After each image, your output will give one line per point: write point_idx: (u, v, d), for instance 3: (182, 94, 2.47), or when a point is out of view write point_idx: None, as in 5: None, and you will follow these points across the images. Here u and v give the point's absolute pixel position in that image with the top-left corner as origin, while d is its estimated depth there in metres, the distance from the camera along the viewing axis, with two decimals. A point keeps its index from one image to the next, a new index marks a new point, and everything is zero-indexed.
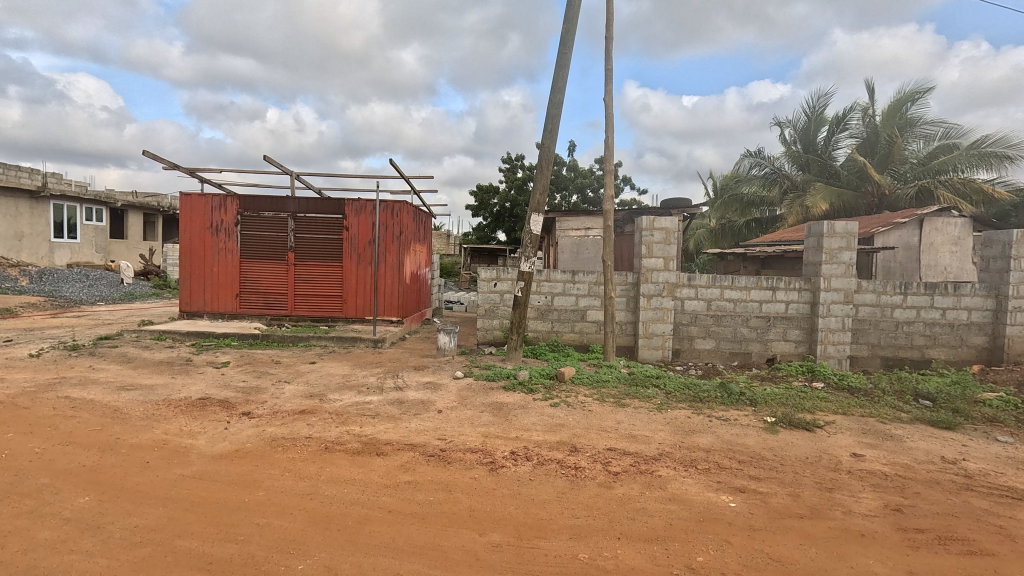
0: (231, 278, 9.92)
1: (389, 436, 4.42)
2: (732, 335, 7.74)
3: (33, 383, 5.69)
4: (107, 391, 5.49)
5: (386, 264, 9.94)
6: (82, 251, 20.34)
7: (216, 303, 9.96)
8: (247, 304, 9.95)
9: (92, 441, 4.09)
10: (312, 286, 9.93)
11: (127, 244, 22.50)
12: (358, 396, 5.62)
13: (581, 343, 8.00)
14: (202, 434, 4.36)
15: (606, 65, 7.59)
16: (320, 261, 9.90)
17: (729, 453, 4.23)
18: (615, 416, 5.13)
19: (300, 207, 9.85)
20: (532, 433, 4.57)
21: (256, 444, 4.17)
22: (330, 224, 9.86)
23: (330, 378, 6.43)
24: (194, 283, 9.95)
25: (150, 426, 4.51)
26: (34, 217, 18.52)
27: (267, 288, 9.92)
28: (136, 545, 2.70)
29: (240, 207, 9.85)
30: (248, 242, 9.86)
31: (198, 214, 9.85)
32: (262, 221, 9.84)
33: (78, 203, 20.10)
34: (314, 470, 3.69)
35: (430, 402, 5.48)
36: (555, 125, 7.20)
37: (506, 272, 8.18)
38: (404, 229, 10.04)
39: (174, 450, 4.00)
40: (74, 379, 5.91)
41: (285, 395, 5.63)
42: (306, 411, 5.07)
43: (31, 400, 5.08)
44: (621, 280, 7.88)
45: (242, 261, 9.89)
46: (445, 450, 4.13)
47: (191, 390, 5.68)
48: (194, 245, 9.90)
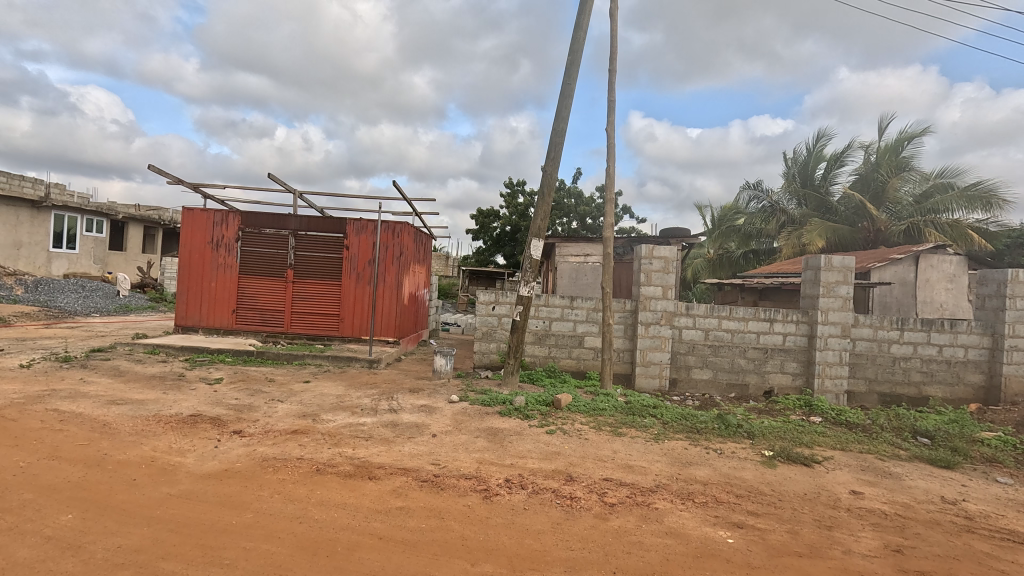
0: (228, 294, 9.89)
1: (382, 460, 4.35)
2: (730, 366, 7.71)
3: (23, 394, 5.62)
4: (97, 405, 5.40)
5: (385, 283, 9.93)
6: (79, 262, 20.28)
7: (212, 318, 9.92)
8: (243, 320, 9.89)
9: (79, 456, 4.01)
10: (310, 304, 9.90)
11: (125, 256, 22.49)
12: (352, 418, 5.54)
13: (578, 369, 7.96)
14: (192, 452, 4.30)
15: (609, 97, 7.76)
16: (319, 278, 9.90)
17: (726, 487, 4.17)
18: (612, 445, 5.07)
19: (301, 225, 9.90)
20: (527, 461, 4.51)
21: (247, 464, 4.10)
22: (331, 243, 9.91)
23: (324, 398, 6.36)
24: (190, 297, 9.93)
25: (139, 442, 4.43)
26: (36, 226, 18.57)
27: (264, 304, 9.89)
28: (118, 566, 2.62)
29: (242, 223, 9.89)
30: (247, 258, 9.88)
31: (200, 229, 9.89)
32: (263, 238, 9.88)
33: (80, 214, 20.17)
34: (305, 492, 3.61)
35: (425, 426, 5.40)
36: (558, 153, 7.31)
37: (505, 296, 8.19)
38: (404, 249, 10.04)
39: (162, 467, 3.93)
40: (63, 392, 5.82)
41: (278, 414, 5.55)
42: (298, 431, 5.00)
43: (18, 412, 5.00)
44: (620, 307, 7.90)
45: (240, 277, 9.89)
46: (439, 475, 4.07)
47: (183, 406, 5.60)
48: (193, 259, 9.90)
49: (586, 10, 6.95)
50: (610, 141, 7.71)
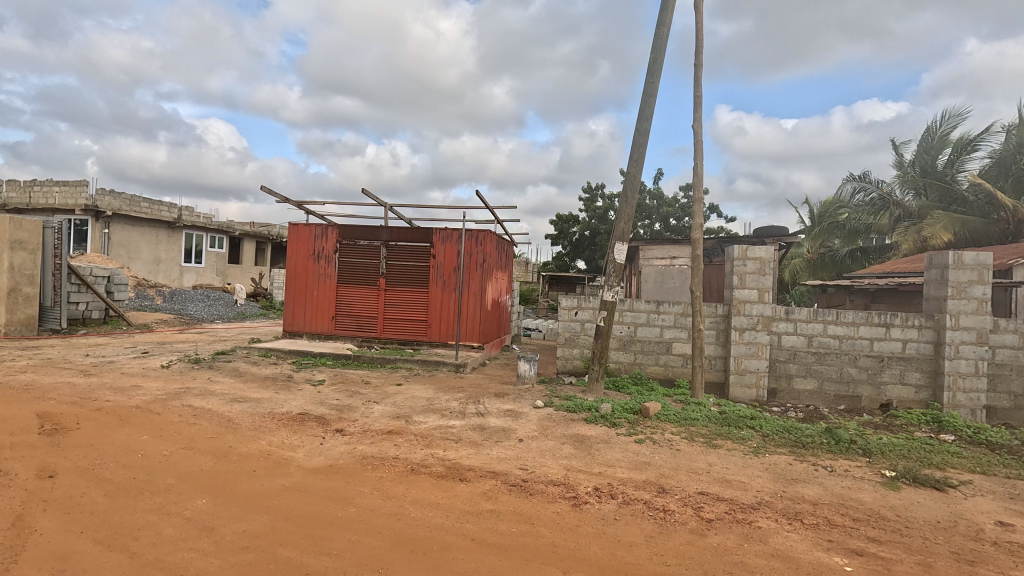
0: (328, 302, 10.67)
1: (472, 463, 4.46)
2: (838, 375, 7.03)
3: (164, 391, 6.43)
4: (223, 402, 6.05)
5: (469, 290, 10.21)
6: (205, 274, 22.91)
7: (315, 324, 10.74)
8: (341, 326, 10.63)
9: (209, 448, 4.50)
10: (400, 311, 10.42)
11: (241, 269, 25.08)
12: (442, 420, 5.74)
13: (666, 377, 7.66)
14: (301, 447, 4.67)
15: (695, 92, 7.45)
16: (409, 286, 10.40)
17: (840, 508, 3.79)
18: (707, 457, 4.81)
19: (392, 236, 10.47)
20: (617, 470, 4.40)
21: (348, 461, 4.38)
22: (419, 252, 10.38)
23: (415, 400, 6.65)
24: (296, 305, 10.83)
25: (257, 437, 4.89)
26: (171, 244, 21.24)
27: (360, 311, 10.56)
28: (243, 549, 2.90)
29: (339, 236, 10.64)
30: (344, 268, 10.61)
31: (303, 242, 10.78)
32: (358, 249, 10.56)
33: (205, 232, 22.80)
34: (401, 491, 3.79)
35: (511, 430, 5.46)
36: (642, 154, 7.13)
37: (587, 301, 8.09)
38: (487, 256, 10.27)
39: (276, 460, 4.31)
40: (195, 390, 6.59)
41: (374, 415, 5.89)
42: (393, 431, 5.26)
43: (162, 406, 5.72)
44: (710, 312, 7.51)
45: (338, 286, 10.63)
46: (528, 481, 4.09)
47: (292, 405, 6.12)
48: (298, 270, 10.81)
49: (669, 5, 6.74)
50: (698, 138, 7.38)
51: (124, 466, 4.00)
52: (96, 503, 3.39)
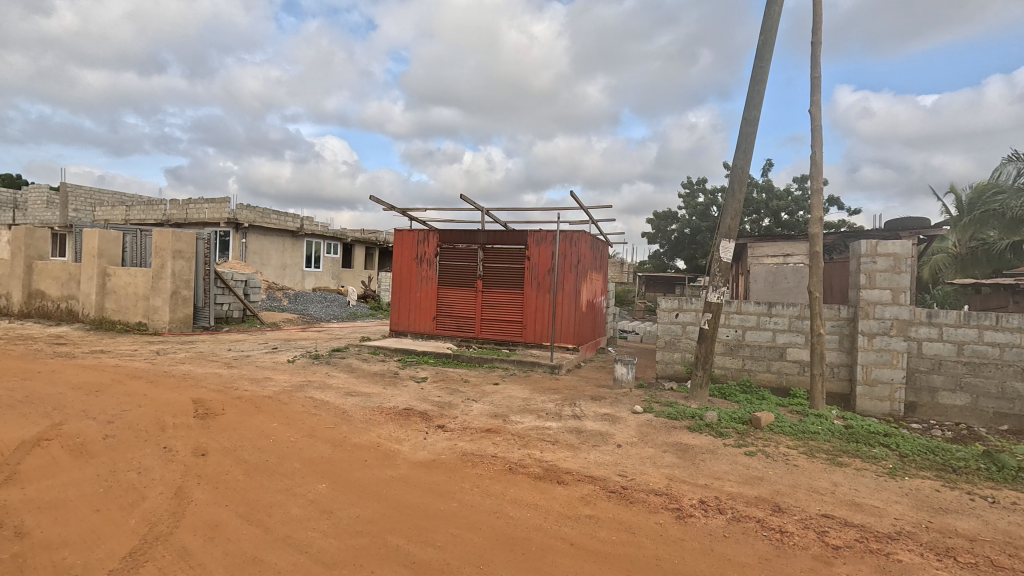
0: (430, 303, 11.22)
1: (569, 466, 4.42)
2: (999, 390, 5.99)
3: (290, 384, 7.16)
4: (339, 395, 6.60)
5: (564, 291, 10.17)
6: (322, 278, 25.23)
7: (418, 324, 11.34)
8: (441, 326, 11.11)
9: (328, 437, 4.93)
10: (497, 312, 10.66)
11: (352, 272, 27.30)
12: (538, 421, 5.76)
13: (779, 386, 7.04)
14: (407, 441, 4.95)
15: (813, 73, 6.77)
16: (505, 288, 10.60)
17: (1006, 548, 3.20)
18: (831, 476, 4.33)
19: (488, 239, 10.75)
20: (725, 483, 4.12)
21: (450, 456, 4.55)
22: (515, 254, 10.54)
23: (512, 400, 6.76)
24: (401, 306, 11.52)
25: (369, 429, 5.27)
26: (295, 251, 23.64)
27: (458, 312, 10.96)
28: (357, 533, 3.13)
29: (439, 240, 11.14)
30: (444, 271, 11.08)
31: (407, 247, 11.43)
32: (457, 252, 10.98)
33: (323, 240, 25.12)
34: (499, 489, 3.86)
35: (609, 435, 5.34)
36: (750, 144, 6.62)
37: (689, 303, 7.69)
38: (582, 257, 10.16)
39: (385, 452, 4.60)
40: (316, 383, 7.26)
41: (473, 413, 6.07)
42: (491, 429, 5.39)
43: (289, 397, 6.38)
44: (832, 315, 6.78)
45: (439, 288, 11.13)
46: (627, 488, 3.96)
47: (398, 400, 6.51)
48: (403, 273, 11.48)
49: None
50: (816, 123, 6.70)
51: (259, 449, 4.50)
52: (238, 480, 3.85)
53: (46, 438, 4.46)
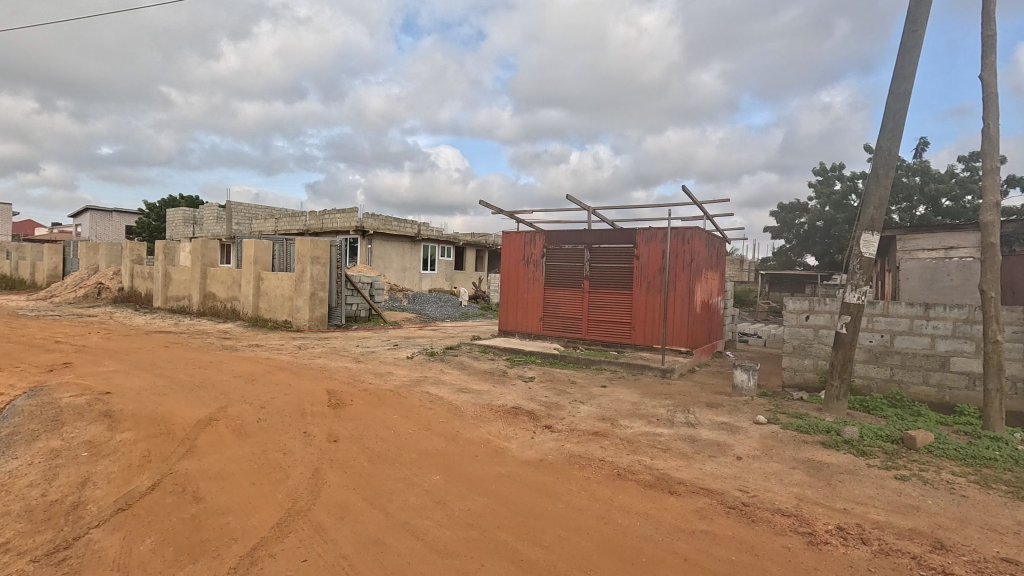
0: (537, 303, 11.35)
1: (683, 476, 4.19)
2: None
3: (409, 379, 7.68)
4: (452, 391, 6.94)
5: (676, 291, 9.68)
6: (437, 280, 26.75)
7: (525, 324, 11.53)
8: (548, 326, 11.18)
9: (442, 430, 5.20)
10: (604, 313, 10.47)
11: (464, 274, 28.60)
12: (649, 427, 5.54)
13: (940, 401, 6.03)
14: (515, 439, 5.05)
15: (985, 31, 5.70)
16: (612, 288, 10.37)
17: None
18: (1013, 513, 3.60)
19: (595, 238, 10.60)
20: (869, 510, 3.61)
21: (557, 457, 4.55)
22: (623, 254, 10.27)
23: (621, 404, 6.58)
24: (509, 306, 11.80)
25: (479, 425, 5.46)
26: (413, 255, 25.35)
27: (565, 312, 10.95)
28: (468, 525, 3.26)
29: (546, 241, 11.22)
30: (551, 271, 11.14)
31: (515, 248, 11.68)
32: (563, 253, 10.98)
33: (437, 244, 26.63)
34: (608, 494, 3.77)
35: (727, 446, 4.97)
36: (899, 121, 5.76)
37: (823, 304, 6.90)
38: (696, 256, 9.59)
39: (495, 449, 4.73)
40: (431, 379, 7.70)
41: (581, 414, 6.02)
42: (599, 432, 5.29)
43: (407, 391, 6.85)
44: (1014, 318, 5.65)
45: (546, 288, 11.21)
46: (749, 505, 3.65)
47: (507, 398, 6.67)
48: (511, 274, 11.75)
49: None
50: (990, 91, 5.63)
51: (382, 439, 4.89)
52: (363, 466, 4.21)
53: (215, 418, 5.25)
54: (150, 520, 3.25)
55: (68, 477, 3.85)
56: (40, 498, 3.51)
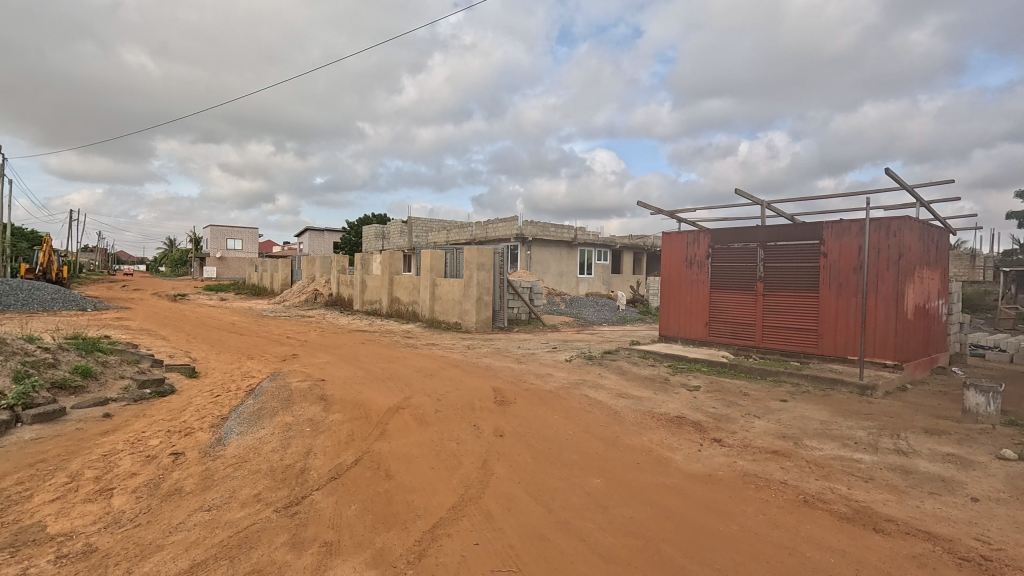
0: (702, 307, 10.60)
1: (892, 512, 3.51)
2: None
3: (568, 381, 7.80)
4: (611, 396, 6.85)
5: (878, 294, 8.20)
6: (594, 283, 26.74)
7: (689, 330, 10.86)
8: (715, 332, 10.36)
9: (601, 434, 5.17)
10: (783, 318, 9.33)
11: (622, 278, 28.10)
12: (843, 451, 4.77)
13: None
14: (680, 450, 4.78)
15: None
16: (793, 291, 9.20)
17: None
18: None
19: (770, 236, 9.55)
20: None
21: (728, 474, 4.18)
22: (806, 252, 9.05)
23: (805, 421, 5.79)
24: (670, 311, 11.23)
25: (640, 432, 5.30)
26: (570, 259, 25.71)
27: (735, 317, 10.03)
28: (631, 534, 3.17)
29: (712, 241, 10.45)
30: (718, 274, 10.32)
31: (676, 250, 11.09)
32: (732, 253, 10.11)
33: (594, 248, 26.63)
34: (791, 522, 3.35)
35: (956, 483, 4.03)
36: None
37: None
38: (905, 251, 8.02)
39: (657, 458, 4.54)
40: (590, 383, 7.71)
41: (756, 430, 5.44)
42: (779, 452, 4.73)
43: (567, 393, 6.96)
44: None
45: (712, 292, 10.42)
46: (991, 561, 2.90)
47: (670, 407, 6.34)
48: (672, 277, 11.19)
49: None
50: None
51: (544, 438, 5.04)
52: (527, 462, 4.40)
53: (401, 407, 5.99)
54: (355, 489, 3.84)
55: (297, 446, 4.74)
56: (279, 462, 4.39)
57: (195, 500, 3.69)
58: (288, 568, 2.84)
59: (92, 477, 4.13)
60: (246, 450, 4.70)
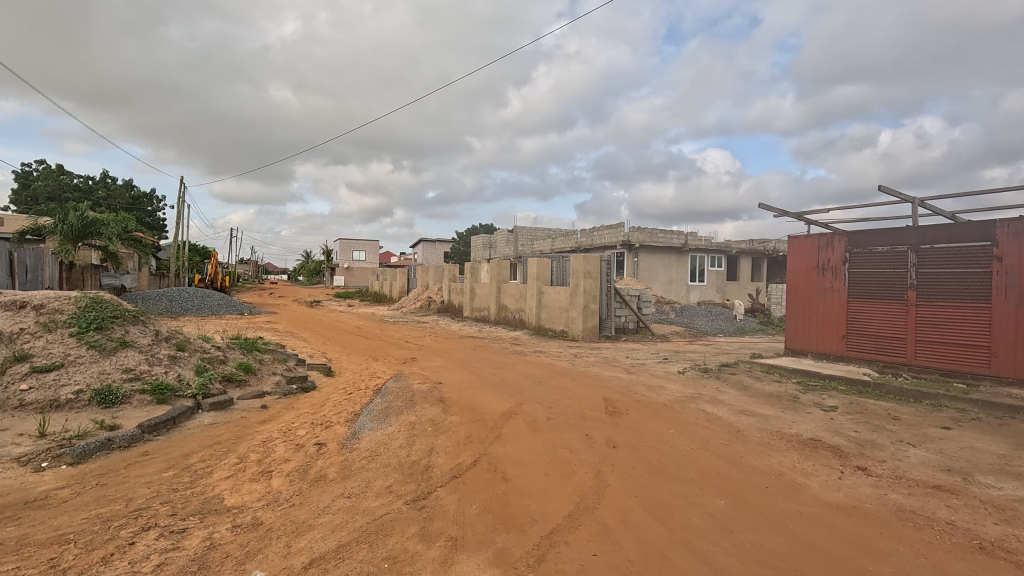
0: (837, 318, 9.55)
1: None
2: None
3: (683, 394, 7.45)
4: (732, 412, 6.43)
5: None
6: (707, 291, 25.28)
7: (821, 343, 9.82)
8: (855, 347, 9.25)
9: (723, 453, 4.87)
10: (943, 332, 8.07)
11: (738, 285, 26.24)
12: None
13: None
14: (816, 476, 4.34)
15: None
16: (955, 300, 7.93)
17: None
18: None
19: (924, 237, 8.36)
20: None
21: (878, 507, 3.72)
22: (973, 254, 7.78)
23: (977, 454, 4.94)
24: (798, 322, 10.25)
25: (768, 453, 4.90)
26: (681, 266, 24.57)
27: (879, 330, 8.89)
28: (762, 563, 2.95)
29: (849, 244, 9.41)
30: (858, 281, 9.25)
31: (805, 255, 10.14)
32: (875, 258, 9.00)
33: (707, 253, 25.21)
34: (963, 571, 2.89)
35: None
36: None
37: None
38: None
39: (789, 483, 4.17)
40: (707, 397, 7.29)
41: (911, 460, 4.76)
42: (943, 487, 4.09)
43: (682, 407, 6.66)
44: None
45: (850, 301, 9.35)
46: None
47: (802, 428, 5.79)
48: (800, 285, 10.22)
49: None
50: None
51: (660, 452, 4.88)
52: (643, 476, 4.29)
53: (514, 413, 6.16)
54: (474, 489, 4.02)
55: (421, 444, 5.09)
56: (406, 457, 4.74)
57: (337, 487, 4.12)
58: (418, 557, 3.06)
59: (255, 459, 4.80)
60: (377, 444, 5.15)
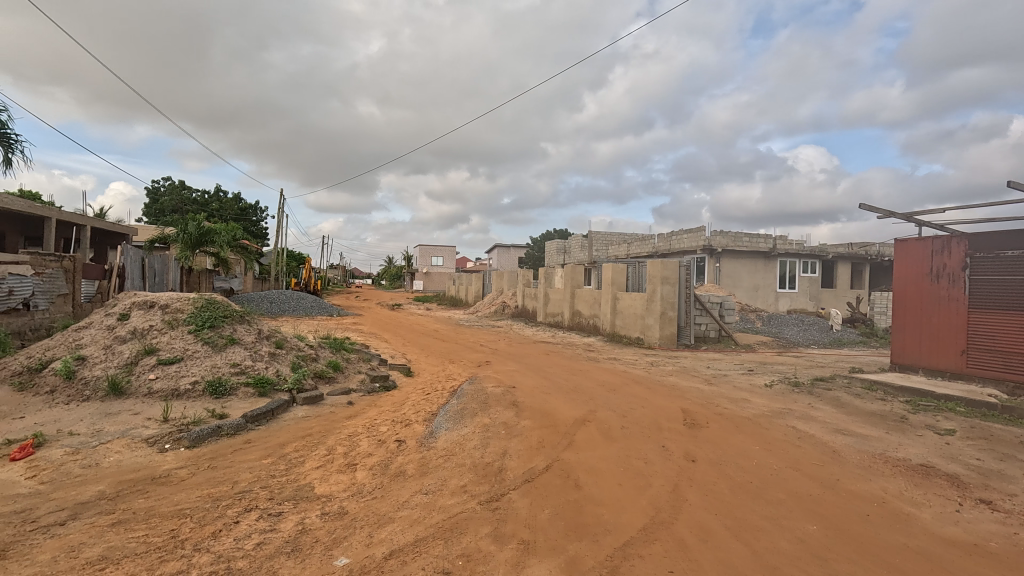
0: (955, 331, 8.50)
1: None
2: None
3: (770, 409, 6.98)
4: (827, 431, 5.93)
5: None
6: (798, 299, 23.55)
7: (935, 358, 8.78)
8: (977, 364, 8.18)
9: (816, 474, 4.50)
10: None
11: (835, 292, 24.17)
12: None
13: None
14: (928, 506, 3.89)
15: None
16: None
17: None
18: None
19: None
20: None
21: (1005, 548, 3.26)
22: None
23: None
24: (907, 334, 9.24)
25: (869, 478, 4.47)
26: (768, 272, 23.06)
27: (1008, 345, 7.80)
28: None
29: (970, 248, 8.38)
30: (981, 289, 8.19)
31: (915, 260, 9.15)
32: (1003, 263, 7.94)
33: (798, 258, 23.49)
34: None
35: None
36: None
37: None
38: None
39: (894, 512, 3.78)
40: (797, 413, 6.78)
41: None
42: None
43: (769, 422, 6.24)
44: None
45: (970, 312, 8.30)
46: None
47: (910, 452, 5.22)
48: (908, 293, 9.23)
49: None
50: None
51: (744, 469, 4.61)
52: (724, 493, 4.08)
53: (588, 420, 6.08)
54: (547, 494, 4.03)
55: (494, 447, 5.17)
56: (480, 459, 4.84)
57: (415, 483, 4.30)
58: (491, 558, 3.11)
59: (342, 452, 5.12)
60: (453, 444, 5.30)
